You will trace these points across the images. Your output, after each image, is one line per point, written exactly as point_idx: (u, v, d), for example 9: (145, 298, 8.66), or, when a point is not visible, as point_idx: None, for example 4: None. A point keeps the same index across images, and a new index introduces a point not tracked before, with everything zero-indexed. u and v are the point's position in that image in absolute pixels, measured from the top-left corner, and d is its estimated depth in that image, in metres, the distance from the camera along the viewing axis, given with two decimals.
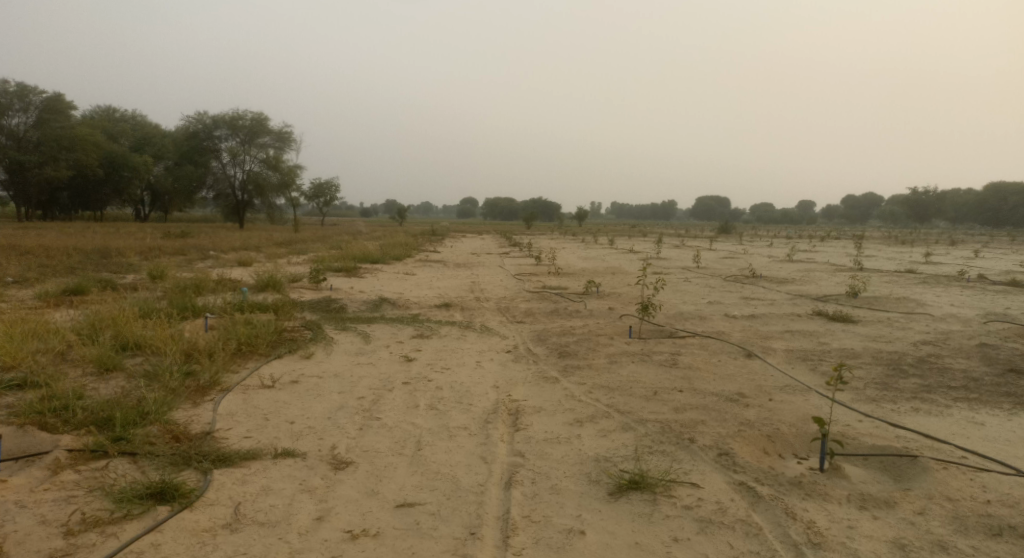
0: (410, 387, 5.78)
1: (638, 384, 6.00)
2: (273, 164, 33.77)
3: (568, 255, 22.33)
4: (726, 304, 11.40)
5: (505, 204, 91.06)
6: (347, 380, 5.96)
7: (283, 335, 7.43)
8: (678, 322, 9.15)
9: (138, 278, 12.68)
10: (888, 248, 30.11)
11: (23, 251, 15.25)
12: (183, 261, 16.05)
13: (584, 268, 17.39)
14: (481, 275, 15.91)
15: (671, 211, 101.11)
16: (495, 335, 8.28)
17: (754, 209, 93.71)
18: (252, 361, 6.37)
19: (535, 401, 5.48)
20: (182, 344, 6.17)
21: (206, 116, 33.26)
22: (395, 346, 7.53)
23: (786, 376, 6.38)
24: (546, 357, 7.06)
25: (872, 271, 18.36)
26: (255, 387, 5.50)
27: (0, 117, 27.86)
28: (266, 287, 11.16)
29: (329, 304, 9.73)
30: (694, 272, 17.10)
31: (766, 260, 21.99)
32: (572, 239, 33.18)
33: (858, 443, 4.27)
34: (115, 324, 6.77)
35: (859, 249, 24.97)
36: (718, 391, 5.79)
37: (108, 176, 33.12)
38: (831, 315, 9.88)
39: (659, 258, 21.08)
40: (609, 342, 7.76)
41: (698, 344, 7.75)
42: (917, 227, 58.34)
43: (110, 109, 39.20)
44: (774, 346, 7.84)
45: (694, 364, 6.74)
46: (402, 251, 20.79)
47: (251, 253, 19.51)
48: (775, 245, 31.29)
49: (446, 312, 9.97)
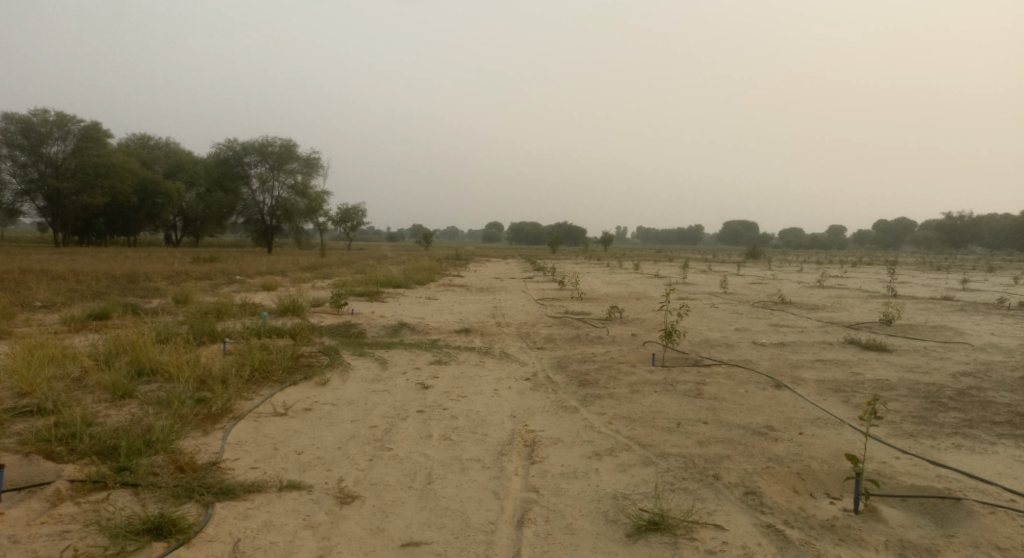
0: (425, 416, 5.63)
1: (660, 414, 5.77)
2: (301, 190, 34.29)
3: (592, 280, 22.10)
4: (754, 331, 11.08)
5: (530, 229, 91.21)
6: (361, 408, 5.84)
7: (300, 361, 7.36)
8: (704, 350, 8.88)
9: (163, 303, 12.82)
10: (924, 273, 29.30)
11: (55, 275, 15.56)
12: (208, 286, 16.22)
13: (608, 293, 17.17)
14: (503, 300, 15.79)
15: (698, 236, 100.25)
16: (514, 362, 8.11)
17: (782, 234, 92.47)
18: (267, 387, 6.30)
19: (552, 432, 5.29)
20: (197, 370, 6.14)
21: (237, 143, 33.96)
22: (412, 372, 7.41)
23: (817, 408, 6.09)
24: (565, 386, 6.86)
25: (907, 297, 17.80)
26: (266, 415, 5.41)
27: (41, 146, 28.80)
28: (287, 311, 11.18)
29: (348, 329, 9.67)
30: (721, 298, 16.74)
31: (796, 286, 21.51)
32: (597, 264, 32.96)
33: (896, 482, 3.99)
34: (133, 349, 6.79)
35: (892, 276, 24.33)
36: (745, 423, 5.53)
37: (142, 202, 33.91)
38: (864, 344, 9.52)
39: (685, 283, 20.75)
40: (631, 370, 7.54)
41: (724, 372, 7.49)
42: (953, 252, 56.93)
43: (145, 137, 40.28)
44: (805, 375, 7.53)
45: (719, 394, 6.49)
46: (426, 275, 20.79)
47: (276, 278, 19.66)
48: (804, 270, 30.69)
49: (466, 337, 9.84)
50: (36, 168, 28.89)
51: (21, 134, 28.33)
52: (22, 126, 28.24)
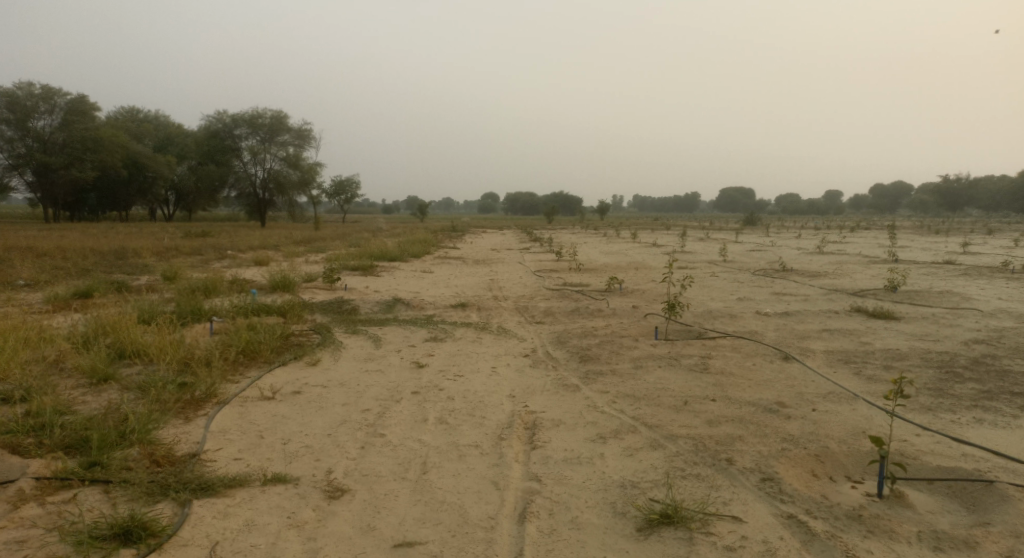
0: (420, 398, 5.37)
1: (666, 392, 5.52)
2: (293, 162, 33.66)
3: (589, 250, 21.78)
4: (756, 301, 10.80)
5: (526, 199, 90.50)
6: (352, 391, 5.57)
7: (290, 340, 7.09)
8: (707, 321, 8.62)
9: (151, 279, 12.50)
10: (923, 238, 29.04)
11: (40, 253, 15.17)
12: (199, 262, 15.86)
13: (606, 264, 16.88)
14: (500, 271, 15.49)
15: (695, 203, 99.92)
16: (512, 338, 7.83)
17: (779, 200, 92.03)
18: (255, 369, 6.03)
19: (553, 413, 5.04)
20: (180, 352, 5.86)
21: (226, 114, 33.20)
22: (406, 350, 7.13)
23: (828, 382, 5.84)
24: (566, 362, 6.59)
25: (909, 262, 17.56)
26: (253, 400, 5.15)
27: (27, 120, 28.08)
28: (278, 287, 10.87)
29: (340, 306, 9.36)
30: (720, 266, 16.46)
31: (795, 252, 21.26)
32: (593, 233, 32.66)
33: (921, 463, 3.75)
34: (113, 330, 6.50)
35: (892, 240, 24.06)
36: (754, 400, 5.28)
37: (132, 177, 33.27)
38: (871, 312, 9.27)
39: (684, 251, 20.48)
40: (633, 345, 7.27)
41: (730, 345, 7.23)
42: (949, 216, 56.64)
43: (133, 109, 39.43)
44: (813, 347, 7.28)
45: (725, 369, 6.23)
46: (421, 247, 20.44)
47: (268, 252, 19.29)
48: (802, 236, 30.40)
49: (462, 312, 9.55)
50: (23, 144, 28.23)
51: (5, 108, 27.60)
52: (6, 99, 27.48)
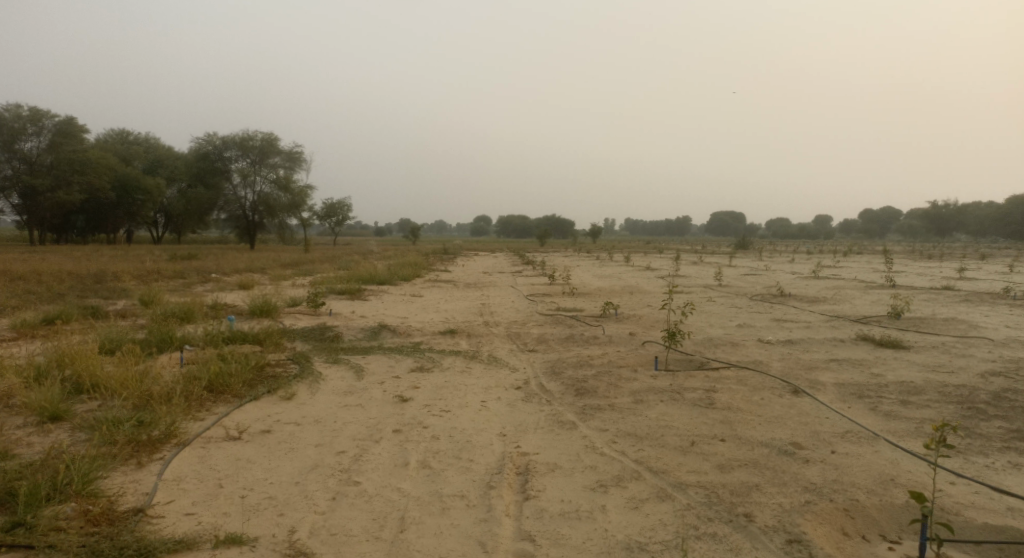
0: (401, 437, 4.90)
1: (670, 430, 5.08)
2: (284, 185, 33.28)
3: (582, 273, 21.40)
4: (757, 328, 10.39)
5: (519, 222, 90.41)
6: (328, 428, 5.10)
7: (265, 371, 6.61)
8: (708, 350, 8.20)
9: (128, 304, 11.98)
10: (916, 263, 28.91)
11: (15, 276, 14.64)
12: (181, 286, 15.35)
13: (600, 288, 16.49)
14: (491, 296, 15.05)
15: (686, 227, 100.36)
16: (503, 368, 7.38)
17: (770, 224, 92.34)
18: (224, 405, 5.55)
19: (548, 455, 4.59)
20: (142, 387, 5.38)
21: (216, 136, 32.84)
22: (390, 382, 6.64)
23: (843, 419, 5.41)
24: (561, 396, 6.14)
25: (907, 287, 17.29)
26: (216, 441, 4.68)
27: (14, 142, 27.61)
28: (259, 312, 10.40)
29: (323, 333, 8.89)
30: (717, 291, 16.07)
31: (790, 277, 20.97)
32: (586, 257, 32.29)
33: (966, 520, 3.36)
34: (72, 360, 6.00)
35: (887, 266, 23.81)
36: (766, 440, 4.85)
37: (120, 199, 32.76)
38: (878, 340, 8.87)
39: (679, 275, 20.12)
40: (632, 376, 6.82)
41: (734, 377, 6.80)
42: (939, 241, 56.67)
43: (123, 132, 39.15)
44: (822, 379, 6.85)
45: (732, 404, 5.81)
46: (410, 270, 19.99)
47: (253, 275, 18.79)
48: (796, 260, 30.11)
49: (450, 339, 9.10)
50: (10, 165, 27.74)
51: None
52: None
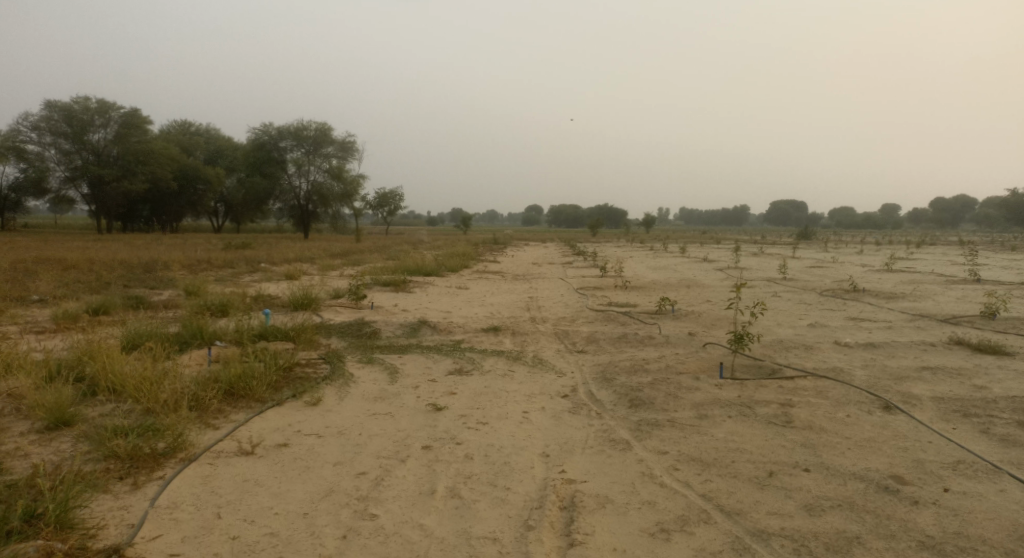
0: (430, 456, 4.33)
1: (742, 456, 4.34)
2: (336, 175, 33.39)
3: (635, 265, 20.46)
4: (832, 328, 9.44)
5: (571, 212, 89.21)
6: (352, 443, 4.57)
7: (293, 373, 6.16)
8: (779, 354, 7.36)
9: (173, 295, 11.83)
10: (998, 255, 26.77)
11: (69, 265, 14.79)
12: (229, 276, 15.27)
13: (655, 281, 15.65)
14: (540, 289, 14.42)
15: (744, 215, 97.55)
16: (549, 372, 6.70)
17: (832, 214, 88.55)
18: (243, 413, 5.10)
19: (598, 484, 3.95)
20: (156, 392, 4.97)
21: (271, 126, 33.02)
22: (425, 387, 6.08)
23: (951, 445, 4.55)
24: (613, 408, 5.46)
25: (993, 283, 15.78)
26: (227, 456, 4.23)
27: (83, 134, 28.43)
28: (299, 305, 10.05)
29: (360, 328, 8.44)
30: (781, 285, 15.00)
31: (860, 270, 19.61)
32: (637, 248, 31.16)
33: None
34: (92, 357, 5.68)
35: (969, 259, 22.02)
36: (860, 472, 4.07)
37: (182, 189, 33.42)
38: (976, 345, 7.83)
39: (739, 268, 19.04)
40: (694, 385, 6.06)
41: (813, 388, 5.96)
42: (1020, 231, 52.84)
43: (185, 123, 40.05)
44: (916, 392, 5.94)
45: (813, 423, 5.00)
46: (459, 261, 19.54)
47: (302, 266, 18.65)
48: (864, 252, 28.32)
49: (494, 337, 8.51)
50: (79, 157, 28.60)
51: (63, 122, 27.97)
52: (64, 114, 27.88)
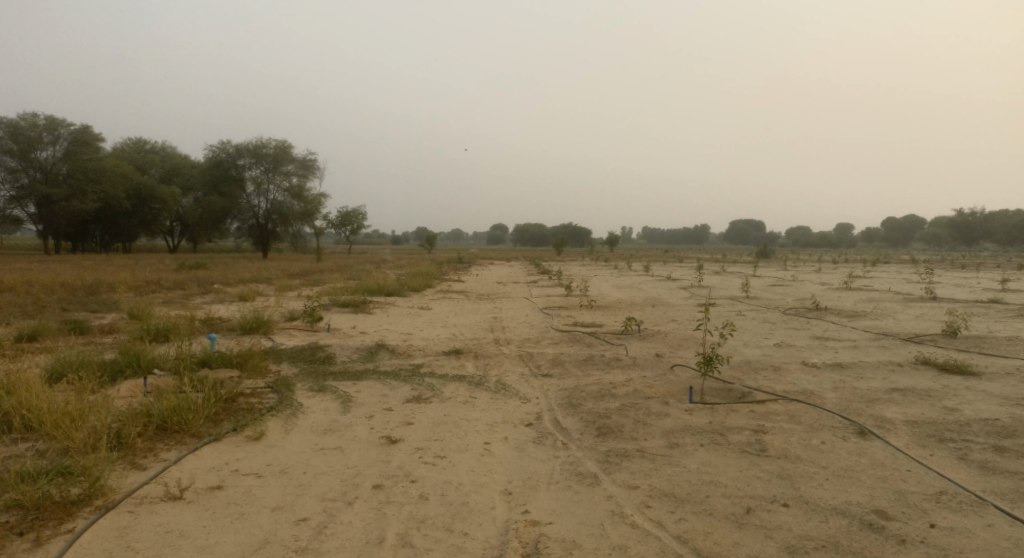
0: (381, 497, 3.95)
1: (717, 490, 4.07)
2: (297, 193, 32.67)
3: (601, 284, 20.34)
4: (798, 348, 9.33)
5: (536, 230, 89.40)
6: (295, 483, 4.16)
7: (237, 404, 5.69)
8: (748, 377, 7.16)
9: (116, 319, 11.17)
10: (950, 273, 27.50)
11: (5, 287, 13.92)
12: (179, 297, 14.58)
13: (620, 300, 15.49)
14: (504, 309, 14.10)
15: (705, 234, 99.31)
16: (512, 398, 6.36)
17: (790, 233, 90.65)
18: (175, 451, 4.62)
19: (564, 526, 3.64)
20: (78, 429, 4.48)
21: (230, 144, 32.17)
22: (380, 417, 5.68)
23: (931, 473, 4.36)
24: (580, 438, 5.14)
25: (949, 300, 16.04)
26: (151, 501, 3.79)
27: (30, 151, 27.22)
28: (250, 329, 9.53)
29: (314, 353, 7.98)
30: (745, 304, 14.98)
31: (821, 288, 19.81)
32: (601, 266, 31.16)
33: None
34: (8, 390, 5.14)
35: (924, 278, 22.48)
36: (840, 506, 3.84)
37: (135, 208, 32.26)
38: (943, 365, 7.77)
39: (703, 287, 19.07)
40: (664, 411, 5.79)
41: (785, 413, 5.76)
42: (966, 250, 54.74)
43: (140, 141, 38.87)
44: (890, 415, 5.79)
45: (788, 451, 4.77)
46: (421, 281, 19.12)
47: (257, 286, 17.98)
48: (823, 270, 28.80)
49: (455, 361, 8.14)
50: (26, 174, 27.35)
51: (9, 138, 26.74)
52: (10, 130, 26.66)
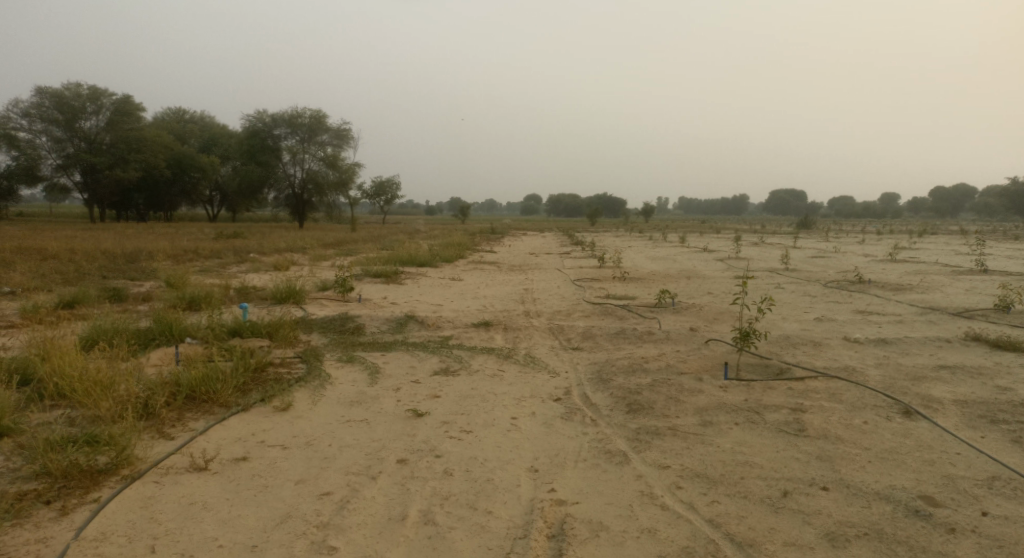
0: (405, 472, 3.89)
1: (752, 471, 3.90)
2: (332, 163, 32.79)
3: (634, 255, 20.02)
4: (839, 323, 8.99)
5: (569, 200, 88.49)
6: (320, 455, 4.13)
7: (265, 373, 5.69)
8: (786, 353, 6.90)
9: (153, 287, 11.36)
10: (1001, 245, 26.34)
11: (49, 255, 14.26)
12: (215, 266, 14.77)
13: (654, 272, 15.19)
14: (535, 280, 13.96)
15: (743, 205, 97.17)
16: (541, 372, 6.25)
17: (832, 203, 88.07)
18: (203, 421, 4.63)
19: (591, 506, 3.53)
20: (108, 398, 4.51)
21: (265, 113, 32.33)
22: (407, 389, 5.63)
23: (983, 458, 4.12)
24: (610, 415, 5.00)
25: (1001, 274, 15.33)
26: (177, 471, 3.80)
27: (74, 121, 27.78)
28: (281, 298, 9.58)
29: (343, 324, 7.98)
30: (784, 277, 14.55)
31: (864, 260, 19.14)
32: (635, 237, 30.68)
33: None
34: (44, 357, 5.21)
35: (974, 250, 21.56)
36: (885, 491, 3.64)
37: (176, 177, 32.81)
38: (996, 341, 7.38)
39: (739, 258, 18.60)
40: (697, 387, 5.61)
41: (825, 391, 5.52)
42: (1018, 221, 52.44)
43: (180, 111, 39.38)
44: (937, 394, 5.51)
45: (829, 431, 4.55)
46: (453, 251, 19.06)
47: (291, 256, 18.15)
48: (866, 241, 27.89)
49: (484, 333, 8.05)
50: (71, 144, 27.96)
51: (54, 108, 27.30)
52: (55, 100, 27.20)
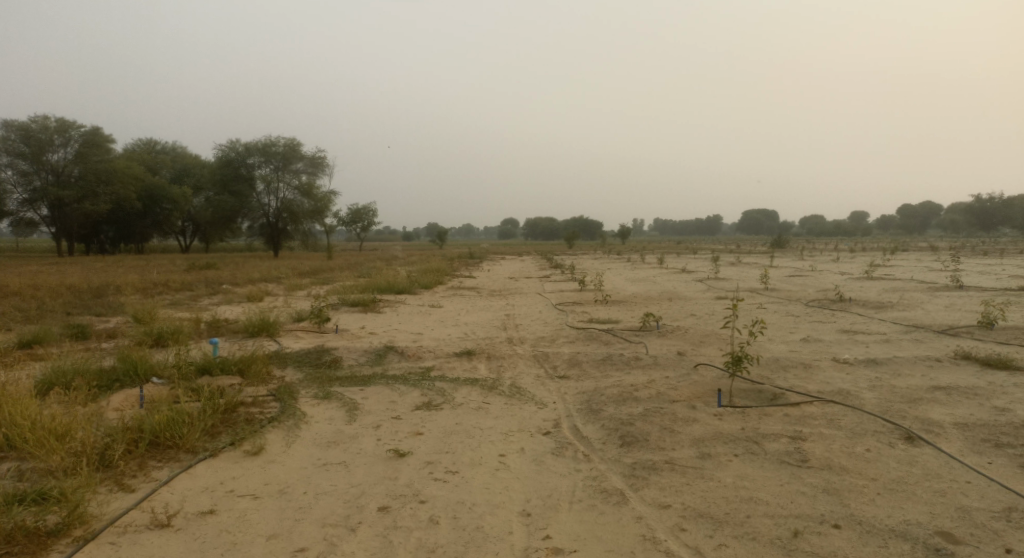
0: (388, 522, 3.60)
1: (758, 508, 3.69)
2: (307, 191, 32.42)
3: (614, 278, 19.91)
4: (827, 343, 8.87)
5: (546, 224, 88.86)
6: (293, 505, 3.81)
7: (236, 414, 5.34)
8: (778, 376, 6.73)
9: (120, 323, 10.90)
10: (972, 260, 26.77)
11: (11, 292, 13.70)
12: (186, 299, 14.31)
13: (636, 294, 15.07)
14: (517, 305, 13.71)
15: (718, 225, 98.39)
16: (528, 404, 5.98)
17: (804, 222, 89.57)
18: (168, 470, 4.28)
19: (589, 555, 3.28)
20: (62, 449, 4.15)
21: (239, 143, 31.90)
22: (389, 426, 5.33)
23: (994, 486, 3.95)
24: (604, 450, 4.74)
25: (977, 289, 15.46)
26: (136, 529, 3.47)
27: (42, 154, 27.11)
28: (254, 331, 9.21)
29: (320, 356, 7.65)
30: (766, 297, 14.50)
31: (841, 279, 19.25)
32: (614, 260, 30.63)
33: None
34: None
35: (948, 266, 21.86)
36: (899, 528, 3.45)
37: (147, 208, 32.16)
38: (986, 360, 7.29)
39: (719, 279, 18.58)
40: (691, 416, 5.39)
41: (823, 416, 5.34)
42: (984, 237, 53.66)
43: (151, 141, 38.80)
44: (936, 417, 5.35)
45: (832, 461, 4.35)
46: (432, 277, 18.77)
47: (266, 286, 17.72)
48: (842, 259, 28.17)
49: (467, 363, 7.77)
50: (38, 177, 27.28)
51: (20, 141, 26.61)
52: (21, 132, 26.53)
